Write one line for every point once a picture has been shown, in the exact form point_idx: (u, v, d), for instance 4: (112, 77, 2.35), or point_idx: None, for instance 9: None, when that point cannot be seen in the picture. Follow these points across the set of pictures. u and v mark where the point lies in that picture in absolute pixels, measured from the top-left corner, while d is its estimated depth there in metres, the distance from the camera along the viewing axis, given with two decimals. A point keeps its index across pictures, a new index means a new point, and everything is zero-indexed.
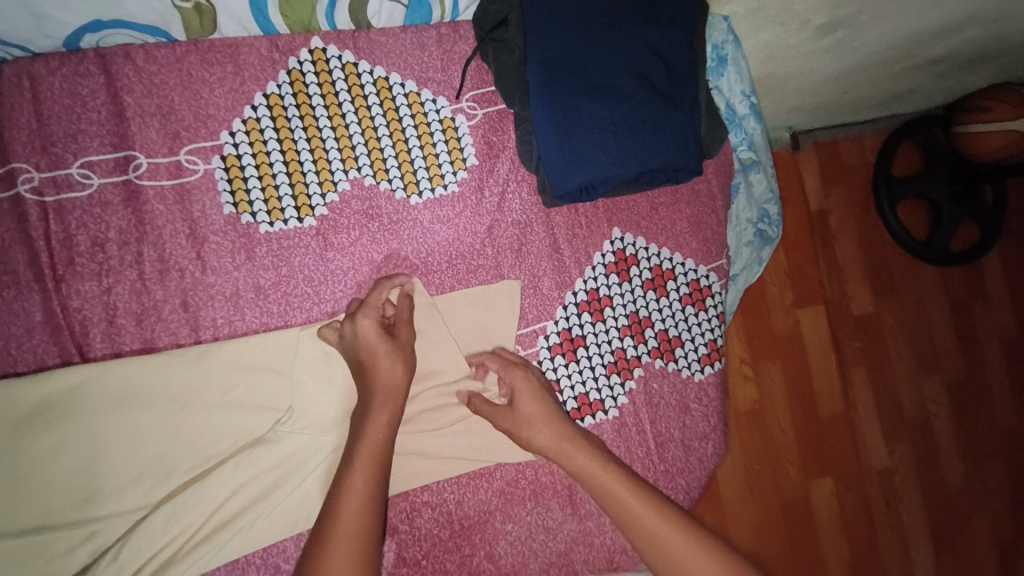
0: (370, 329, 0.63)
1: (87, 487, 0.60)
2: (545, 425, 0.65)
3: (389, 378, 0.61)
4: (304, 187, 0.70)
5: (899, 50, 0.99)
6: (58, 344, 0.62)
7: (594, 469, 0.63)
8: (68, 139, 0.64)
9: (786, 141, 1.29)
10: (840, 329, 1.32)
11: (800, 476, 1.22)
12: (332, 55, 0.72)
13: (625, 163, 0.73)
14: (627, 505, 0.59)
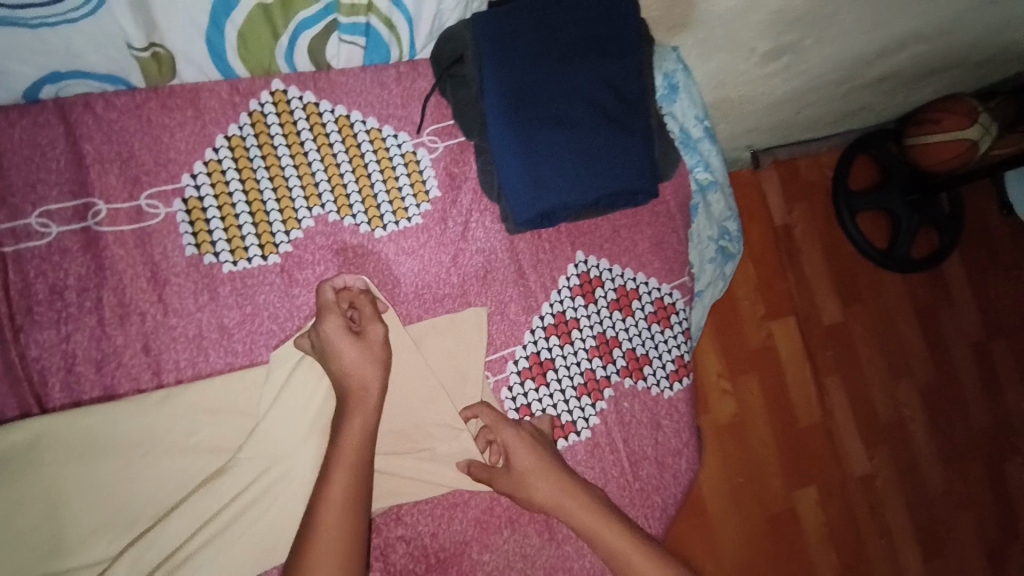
0: (338, 335, 0.63)
1: (45, 543, 0.58)
2: (547, 485, 0.66)
3: (359, 382, 0.61)
4: (267, 226, 0.71)
5: (843, 71, 1.05)
6: (16, 395, 0.61)
7: (596, 527, 0.65)
8: (27, 188, 0.64)
9: (747, 160, 1.33)
10: (813, 341, 1.35)
11: (783, 488, 1.24)
12: (293, 96, 0.74)
13: (584, 189, 0.75)
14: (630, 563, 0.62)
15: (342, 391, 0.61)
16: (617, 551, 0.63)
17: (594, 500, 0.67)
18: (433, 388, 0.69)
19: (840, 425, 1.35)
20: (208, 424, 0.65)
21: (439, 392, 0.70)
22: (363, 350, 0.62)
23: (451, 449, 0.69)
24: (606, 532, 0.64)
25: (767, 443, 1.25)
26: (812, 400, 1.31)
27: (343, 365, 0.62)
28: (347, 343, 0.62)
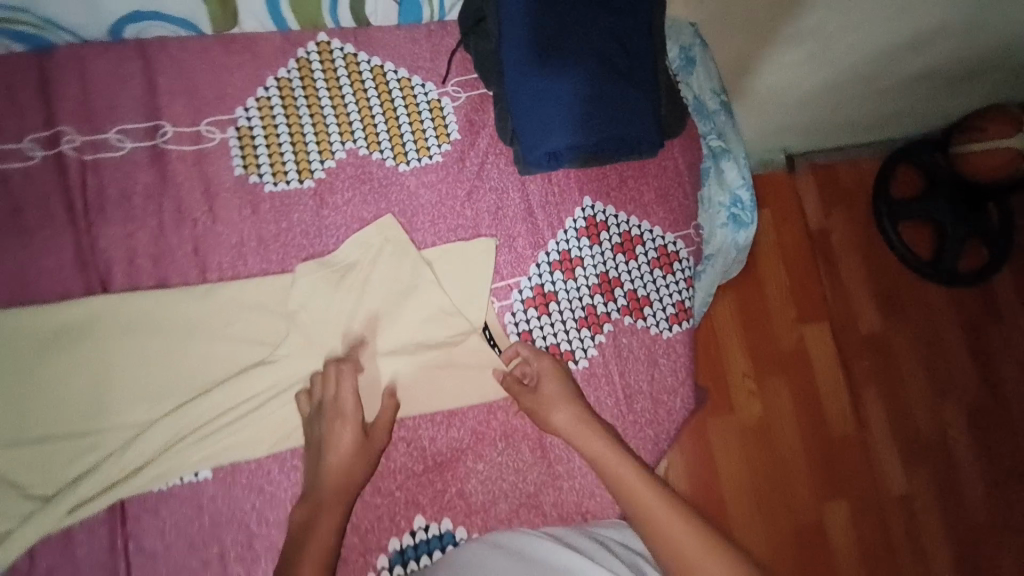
0: (348, 433, 0.67)
1: (96, 402, 0.68)
2: (564, 414, 0.71)
3: (349, 480, 0.66)
4: (306, 155, 0.80)
5: (874, 65, 1.07)
6: (85, 278, 0.71)
7: (609, 458, 0.67)
8: (108, 110, 0.75)
9: (781, 162, 1.35)
10: (848, 348, 1.32)
11: (812, 498, 1.23)
12: (335, 48, 0.84)
13: (586, 133, 0.81)
14: (637, 492, 0.64)
15: (331, 482, 0.65)
16: (620, 477, 0.65)
17: (612, 437, 0.70)
18: (443, 303, 0.77)
19: (874, 437, 1.30)
20: (247, 325, 0.73)
21: (448, 311, 0.77)
22: (364, 450, 0.67)
23: (458, 358, 0.77)
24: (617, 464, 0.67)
25: (795, 449, 1.25)
26: (844, 407, 1.28)
27: (341, 462, 0.66)
28: (351, 438, 0.67)
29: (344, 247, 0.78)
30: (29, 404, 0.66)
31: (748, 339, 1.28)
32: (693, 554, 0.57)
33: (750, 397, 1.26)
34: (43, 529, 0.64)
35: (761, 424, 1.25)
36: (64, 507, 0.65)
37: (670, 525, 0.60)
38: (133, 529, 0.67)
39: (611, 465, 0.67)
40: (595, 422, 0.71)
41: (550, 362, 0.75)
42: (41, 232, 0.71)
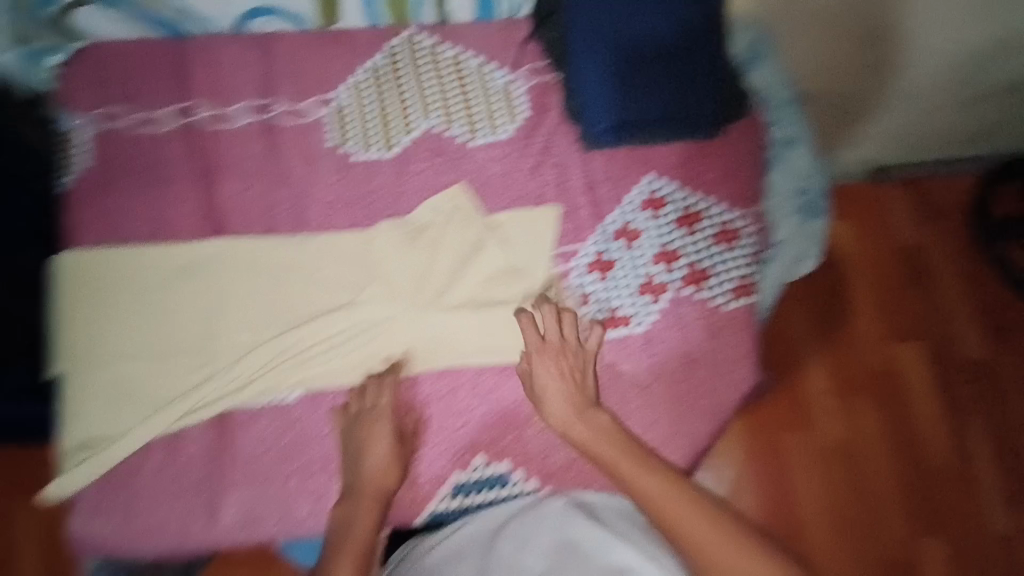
0: (385, 443, 0.77)
1: (215, 326, 0.82)
2: (566, 411, 0.77)
3: (383, 486, 0.76)
4: (390, 130, 0.89)
5: (964, 68, 1.08)
6: (210, 224, 0.85)
7: (616, 460, 0.74)
8: (232, 89, 0.89)
9: (864, 175, 1.34)
10: (945, 372, 1.26)
11: (903, 530, 1.18)
12: (420, 38, 0.94)
13: (648, 104, 0.86)
14: (650, 496, 0.72)
15: (365, 484, 0.76)
16: (636, 485, 0.73)
17: (619, 439, 0.76)
18: (511, 262, 0.84)
19: (974, 468, 1.21)
20: (335, 274, 0.83)
21: (513, 270, 0.84)
22: (395, 454, 0.77)
23: (522, 314, 0.83)
24: (628, 469, 0.74)
25: (886, 476, 1.21)
26: (937, 433, 1.23)
27: (374, 472, 0.76)
28: (385, 446, 0.77)
29: (422, 207, 0.86)
30: (168, 323, 0.82)
31: (832, 357, 1.26)
32: (714, 543, 0.67)
33: (834, 419, 1.24)
34: (160, 428, 0.79)
35: (846, 448, 1.22)
36: (177, 411, 0.79)
37: (689, 520, 0.69)
38: (239, 432, 0.79)
39: (621, 471, 0.74)
40: (592, 420, 0.77)
41: (557, 353, 0.79)
42: (179, 186, 0.85)
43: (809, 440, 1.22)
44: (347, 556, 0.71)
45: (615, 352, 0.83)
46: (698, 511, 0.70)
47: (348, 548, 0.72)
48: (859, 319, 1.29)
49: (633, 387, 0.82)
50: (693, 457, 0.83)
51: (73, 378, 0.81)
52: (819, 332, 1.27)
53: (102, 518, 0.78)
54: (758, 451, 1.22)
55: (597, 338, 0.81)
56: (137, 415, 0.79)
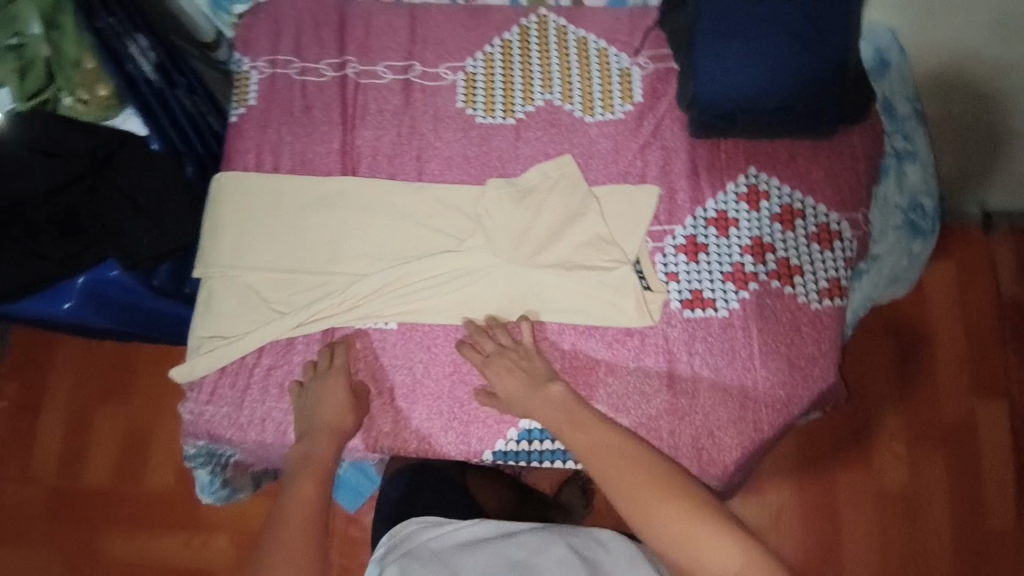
0: (341, 394, 0.81)
1: (333, 253, 0.91)
2: (521, 397, 0.79)
3: (340, 426, 0.79)
4: (512, 100, 0.98)
5: None
6: (343, 163, 0.95)
7: (572, 424, 0.74)
8: (380, 50, 1.01)
9: (978, 219, 1.31)
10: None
11: None
12: (552, 20, 1.01)
13: (768, 97, 0.87)
14: (612, 458, 0.69)
15: (320, 428, 0.79)
16: (593, 445, 0.72)
17: (557, 398, 0.77)
18: (603, 232, 0.88)
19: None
20: (451, 221, 0.91)
21: (605, 240, 0.88)
22: (352, 400, 0.81)
23: (608, 282, 0.86)
24: (583, 434, 0.73)
25: (940, 529, 1.21)
26: (1005, 495, 1.22)
27: (333, 413, 0.80)
28: (340, 394, 0.81)
29: (529, 172, 0.92)
30: (290, 245, 0.91)
31: (905, 399, 1.27)
32: (648, 495, 0.64)
33: (897, 464, 1.24)
34: (280, 332, 0.87)
35: (904, 495, 1.23)
36: (296, 320, 0.87)
37: (649, 488, 0.65)
38: (335, 351, 0.87)
39: (574, 436, 0.73)
40: (546, 394, 0.77)
41: (500, 359, 0.81)
42: (322, 127, 0.96)
43: (864, 479, 1.24)
44: (309, 477, 0.73)
45: (692, 330, 0.84)
46: (633, 464, 0.68)
47: (309, 471, 0.73)
48: (944, 364, 1.28)
49: (704, 367, 0.82)
50: (750, 449, 0.80)
51: (212, 280, 0.90)
52: (900, 369, 1.28)
53: (211, 404, 0.86)
54: (811, 481, 1.25)
55: (531, 333, 0.83)
56: (262, 317, 0.89)
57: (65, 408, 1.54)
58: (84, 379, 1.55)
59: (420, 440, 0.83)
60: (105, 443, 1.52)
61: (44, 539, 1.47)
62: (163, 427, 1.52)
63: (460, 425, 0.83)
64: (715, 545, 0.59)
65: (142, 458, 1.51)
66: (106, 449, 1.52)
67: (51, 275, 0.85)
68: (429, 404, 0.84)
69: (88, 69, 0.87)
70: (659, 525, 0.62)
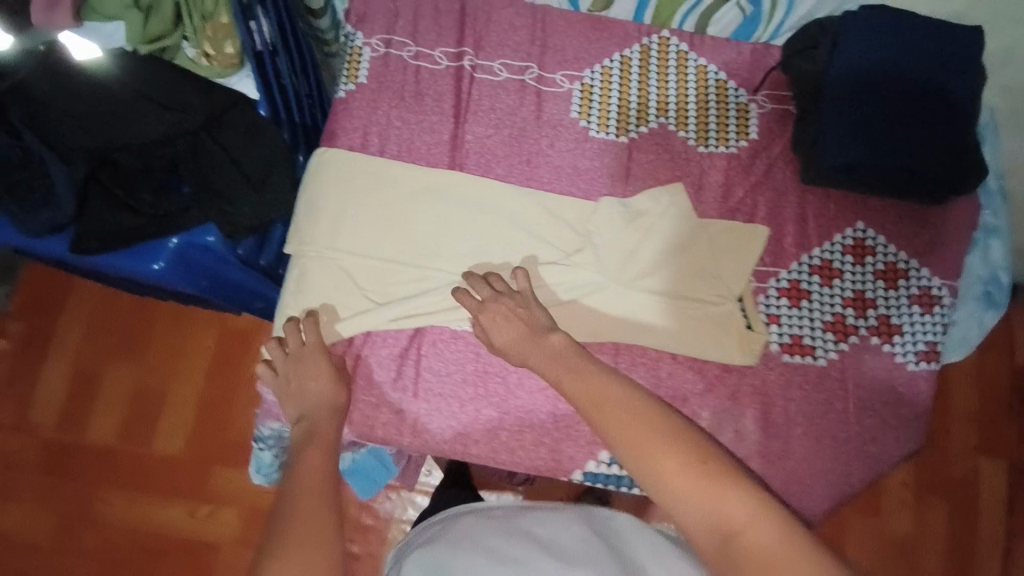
0: (326, 369, 0.79)
1: (433, 248, 0.89)
2: (522, 345, 0.77)
3: (333, 401, 0.77)
4: (627, 118, 0.96)
5: None
6: (451, 157, 0.93)
7: (572, 373, 0.71)
8: (498, 47, 0.99)
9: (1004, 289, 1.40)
10: (1019, 498, 1.30)
11: None
12: (673, 43, 1.00)
13: (897, 155, 0.86)
14: (612, 407, 0.66)
15: (308, 407, 0.77)
16: (593, 392, 0.68)
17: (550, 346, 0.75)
18: (712, 266, 0.88)
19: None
20: (557, 232, 0.90)
21: (712, 274, 0.87)
22: (337, 373, 0.80)
23: (713, 316, 0.86)
24: (583, 382, 0.69)
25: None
26: (1000, 557, 1.28)
27: (322, 391, 0.78)
28: (324, 367, 0.79)
29: (638, 194, 0.92)
30: (391, 235, 0.89)
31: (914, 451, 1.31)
32: (647, 442, 0.61)
33: (900, 512, 1.29)
34: (374, 321, 0.85)
35: (903, 542, 1.28)
36: (393, 310, 0.85)
37: (649, 440, 0.61)
38: (426, 350, 0.85)
39: (574, 383, 0.69)
40: (547, 345, 0.75)
41: (496, 305, 0.80)
42: (432, 117, 0.94)
43: (869, 523, 1.29)
44: (316, 452, 0.71)
45: (790, 376, 0.84)
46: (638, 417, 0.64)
47: (314, 443, 0.72)
48: (958, 426, 1.33)
49: (800, 415, 0.82)
50: (837, 500, 0.80)
51: (306, 258, 0.88)
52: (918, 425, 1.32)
53: None
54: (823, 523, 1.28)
55: (526, 280, 0.82)
56: (355, 302, 0.87)
57: (73, 359, 1.44)
58: (97, 331, 1.45)
59: (511, 452, 0.82)
60: (114, 402, 1.43)
61: (37, 491, 1.38)
62: (177, 392, 1.43)
63: (552, 441, 0.82)
64: (724, 501, 0.56)
65: (153, 421, 1.42)
66: (114, 409, 1.42)
67: (144, 233, 0.80)
68: (520, 417, 0.82)
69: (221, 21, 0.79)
70: (666, 481, 0.59)
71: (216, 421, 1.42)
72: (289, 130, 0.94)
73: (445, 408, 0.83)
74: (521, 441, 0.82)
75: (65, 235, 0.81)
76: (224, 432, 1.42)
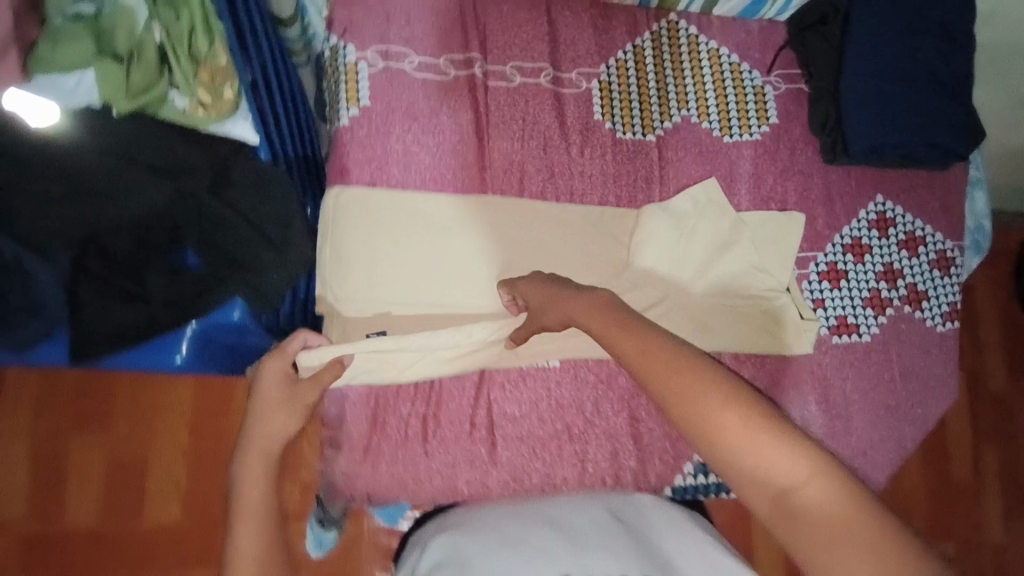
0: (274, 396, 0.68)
1: (482, 282, 0.84)
2: (562, 306, 0.67)
3: (275, 435, 0.65)
4: (651, 115, 0.93)
5: None
6: (481, 179, 0.86)
7: (610, 330, 0.61)
8: (507, 48, 0.90)
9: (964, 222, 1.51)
10: (1007, 414, 1.40)
11: (955, 547, 1.34)
12: (682, 28, 0.96)
13: (919, 134, 0.89)
14: (659, 361, 0.56)
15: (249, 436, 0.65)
16: (634, 349, 0.58)
17: (595, 297, 0.65)
18: (759, 258, 0.88)
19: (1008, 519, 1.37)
20: (603, 246, 0.87)
21: (760, 267, 0.88)
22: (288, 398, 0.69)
23: (770, 309, 0.87)
24: (623, 338, 0.59)
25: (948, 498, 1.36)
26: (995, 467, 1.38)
27: (265, 422, 0.66)
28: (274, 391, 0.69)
29: (676, 196, 0.90)
30: (434, 275, 0.83)
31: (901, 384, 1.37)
32: (702, 403, 0.52)
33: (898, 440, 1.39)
34: (431, 359, 0.80)
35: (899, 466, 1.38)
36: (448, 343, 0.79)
37: (702, 399, 0.52)
38: (495, 396, 0.82)
39: (615, 340, 0.60)
40: (592, 297, 0.65)
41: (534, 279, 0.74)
42: (452, 137, 0.86)
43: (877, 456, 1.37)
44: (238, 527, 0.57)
45: (841, 356, 0.88)
46: (679, 364, 0.54)
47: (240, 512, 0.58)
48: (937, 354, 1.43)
49: (855, 391, 0.87)
50: (895, 463, 0.88)
51: (344, 315, 0.80)
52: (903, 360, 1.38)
53: (365, 464, 0.78)
54: None
55: None
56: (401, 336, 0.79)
57: (22, 437, 1.15)
58: (43, 399, 1.16)
59: (601, 480, 0.81)
60: (87, 477, 1.16)
61: None
62: (163, 447, 1.18)
63: (637, 461, 0.83)
64: (781, 462, 0.48)
65: (140, 490, 1.16)
66: (89, 486, 1.16)
67: (160, 323, 0.68)
68: (603, 443, 0.82)
69: (218, 63, 0.67)
70: (721, 443, 0.51)
71: (215, 471, 1.18)
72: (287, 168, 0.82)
73: (528, 451, 0.81)
74: (608, 468, 0.82)
75: (62, 337, 0.68)
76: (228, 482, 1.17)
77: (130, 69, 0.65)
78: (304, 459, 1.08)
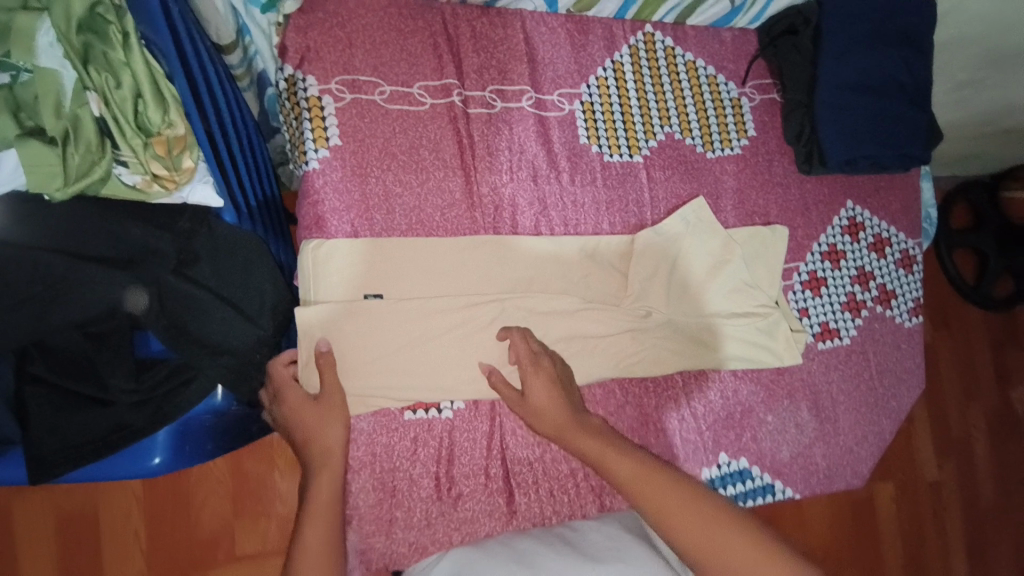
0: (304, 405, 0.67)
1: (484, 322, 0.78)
2: (557, 420, 0.71)
3: (330, 446, 0.66)
4: (635, 135, 0.90)
5: None
6: (472, 216, 0.81)
7: (607, 455, 0.67)
8: (484, 72, 0.84)
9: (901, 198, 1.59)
10: (947, 376, 1.51)
11: (909, 502, 1.45)
12: (657, 39, 0.93)
13: (889, 145, 0.93)
14: (658, 491, 0.62)
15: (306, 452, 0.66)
16: (630, 477, 0.64)
17: (586, 423, 0.71)
18: (749, 275, 0.89)
19: (946, 473, 1.49)
20: (602, 271, 0.84)
21: (751, 285, 0.89)
22: (323, 411, 0.67)
23: (764, 326, 0.89)
24: (616, 465, 0.66)
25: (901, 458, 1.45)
26: (942, 426, 1.49)
27: (313, 430, 0.66)
28: (304, 408, 0.67)
29: (664, 218, 0.89)
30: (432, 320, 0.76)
31: None
32: (707, 530, 0.59)
33: None
34: (442, 354, 0.76)
35: None
36: (457, 334, 0.77)
37: (706, 528, 0.59)
38: (509, 445, 0.79)
39: (612, 468, 0.66)
40: (588, 425, 0.71)
41: (535, 372, 0.72)
42: (435, 173, 0.79)
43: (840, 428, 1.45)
44: (316, 530, 0.61)
45: (827, 362, 0.93)
46: (681, 492, 0.62)
47: (311, 515, 0.63)
48: None
49: (841, 393, 0.93)
50: (877, 454, 0.95)
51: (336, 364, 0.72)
52: None
53: (379, 535, 0.74)
54: None
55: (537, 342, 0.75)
56: (397, 301, 0.75)
57: None
58: None
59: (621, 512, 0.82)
60: (31, 545, 0.94)
61: None
62: (114, 499, 0.97)
63: None
64: None
65: (96, 552, 0.96)
66: (34, 558, 0.94)
67: (130, 428, 0.60)
68: None
69: (176, 133, 0.57)
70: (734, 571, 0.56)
71: (181, 519, 0.98)
72: (250, 222, 0.72)
73: (546, 494, 0.80)
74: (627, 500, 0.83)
75: (17, 455, 0.60)
76: (197, 531, 0.98)
77: (66, 152, 0.54)
78: (281, 493, 1.01)
